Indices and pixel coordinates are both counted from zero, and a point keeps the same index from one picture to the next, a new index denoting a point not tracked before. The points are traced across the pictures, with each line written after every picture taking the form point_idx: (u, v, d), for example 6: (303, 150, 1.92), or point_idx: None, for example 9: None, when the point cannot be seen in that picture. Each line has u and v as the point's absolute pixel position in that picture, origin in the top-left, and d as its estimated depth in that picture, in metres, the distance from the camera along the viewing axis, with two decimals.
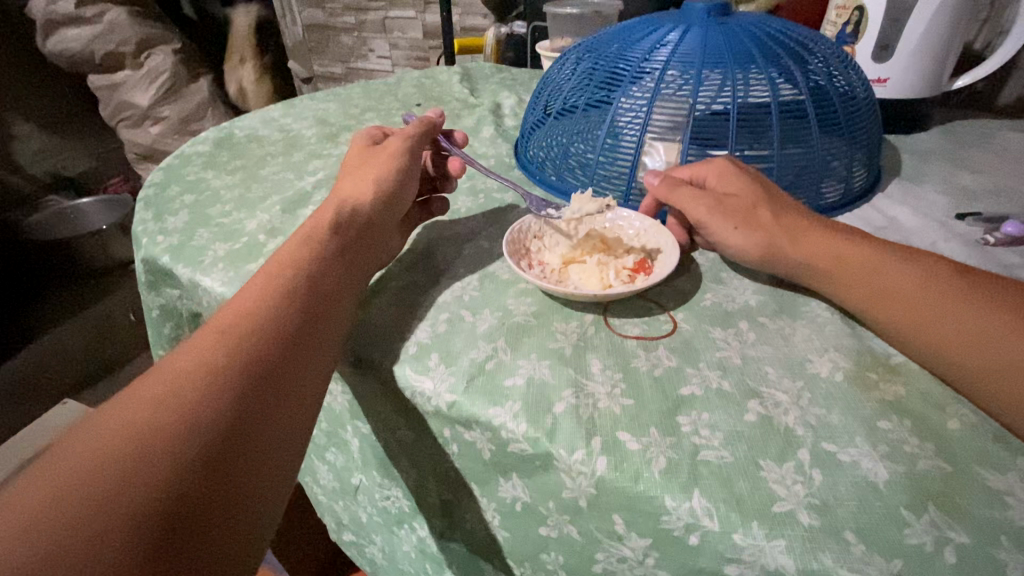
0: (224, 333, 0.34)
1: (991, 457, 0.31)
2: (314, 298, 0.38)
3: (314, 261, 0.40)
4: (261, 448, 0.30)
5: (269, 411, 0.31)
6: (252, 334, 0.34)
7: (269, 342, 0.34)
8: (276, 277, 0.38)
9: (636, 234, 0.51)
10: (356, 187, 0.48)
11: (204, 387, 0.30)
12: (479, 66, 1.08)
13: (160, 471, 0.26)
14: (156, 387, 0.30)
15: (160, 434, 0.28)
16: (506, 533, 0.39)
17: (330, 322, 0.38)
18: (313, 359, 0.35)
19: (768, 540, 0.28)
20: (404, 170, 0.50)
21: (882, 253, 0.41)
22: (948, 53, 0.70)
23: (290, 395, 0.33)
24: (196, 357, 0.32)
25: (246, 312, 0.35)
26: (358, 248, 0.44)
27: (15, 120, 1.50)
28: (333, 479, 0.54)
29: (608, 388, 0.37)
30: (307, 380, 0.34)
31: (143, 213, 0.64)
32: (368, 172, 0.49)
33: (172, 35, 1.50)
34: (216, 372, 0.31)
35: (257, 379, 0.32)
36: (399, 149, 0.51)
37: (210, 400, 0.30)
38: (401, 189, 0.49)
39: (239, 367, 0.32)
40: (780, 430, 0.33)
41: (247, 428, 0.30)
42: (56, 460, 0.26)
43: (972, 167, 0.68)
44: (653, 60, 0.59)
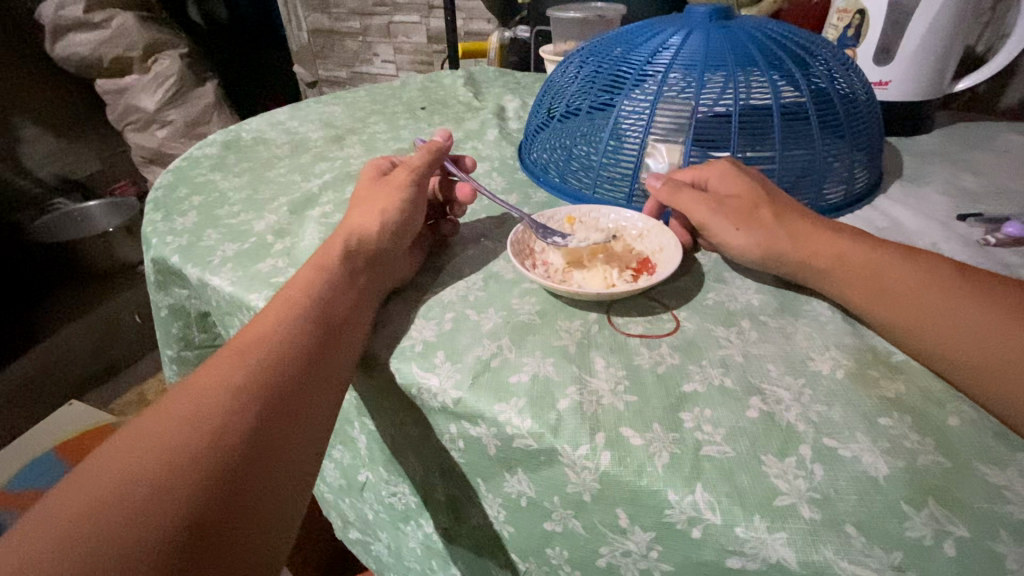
0: (244, 354, 0.36)
1: (990, 452, 0.32)
2: (328, 319, 0.40)
3: (327, 284, 0.42)
4: (279, 464, 0.33)
5: (285, 428, 0.34)
6: (270, 356, 0.36)
7: (286, 363, 0.36)
8: (290, 299, 0.41)
9: (639, 235, 0.51)
10: (364, 218, 0.48)
11: (226, 407, 0.33)
12: (483, 70, 1.09)
13: (187, 485, 0.29)
14: (183, 405, 0.33)
15: (187, 451, 0.30)
16: (512, 527, 0.39)
17: (344, 342, 0.40)
18: (327, 378, 0.37)
19: (770, 532, 0.29)
20: (410, 203, 0.50)
21: (884, 253, 0.42)
22: (949, 56, 0.70)
23: (305, 414, 0.35)
24: (219, 376, 0.35)
25: (262, 336, 0.37)
26: (368, 273, 0.45)
27: (22, 124, 1.52)
28: (339, 476, 0.54)
29: (611, 384, 0.37)
30: (321, 399, 0.37)
31: (152, 214, 0.64)
32: (375, 203, 0.49)
33: (179, 40, 1.52)
34: (238, 393, 0.34)
35: (275, 399, 0.35)
36: (406, 178, 0.51)
37: (232, 419, 0.32)
38: (407, 220, 0.49)
39: (257, 388, 0.34)
40: (781, 426, 0.33)
41: (265, 445, 0.33)
42: (89, 474, 0.29)
43: (974, 169, 0.68)
44: (656, 64, 0.60)
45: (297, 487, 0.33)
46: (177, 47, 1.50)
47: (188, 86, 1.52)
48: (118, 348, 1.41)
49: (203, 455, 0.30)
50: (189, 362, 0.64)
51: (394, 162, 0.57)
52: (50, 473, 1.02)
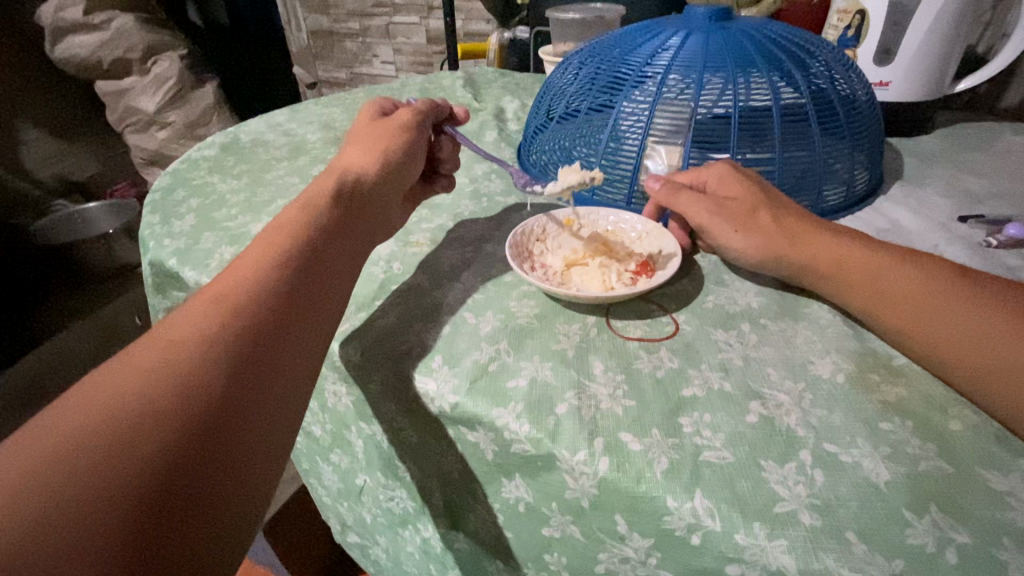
0: (217, 304, 0.33)
1: (992, 458, 0.31)
2: (310, 269, 0.37)
3: (315, 230, 0.40)
4: (256, 420, 0.29)
5: (263, 382, 0.31)
6: (245, 304, 0.33)
7: (264, 312, 0.33)
8: (272, 245, 0.37)
9: (637, 238, 0.51)
10: (361, 157, 0.48)
11: (196, 358, 0.29)
12: (483, 71, 1.09)
13: (152, 442, 0.26)
14: (149, 356, 0.29)
15: (152, 405, 0.27)
16: (510, 533, 0.39)
17: (326, 295, 0.37)
18: (308, 331, 0.35)
19: (770, 540, 0.28)
20: (409, 147, 0.50)
21: (883, 256, 0.41)
22: (950, 56, 0.70)
23: (285, 368, 0.32)
24: (191, 326, 0.31)
25: (241, 284, 0.34)
26: (360, 219, 0.44)
27: (21, 125, 1.51)
28: (337, 481, 0.54)
29: (610, 389, 0.37)
30: (302, 353, 0.34)
31: (150, 217, 0.64)
32: (373, 144, 0.49)
33: (178, 42, 1.52)
34: (210, 342, 0.30)
35: (252, 350, 0.31)
36: (409, 123, 0.52)
37: (204, 371, 0.29)
38: (405, 163, 0.49)
39: (231, 339, 0.31)
40: (781, 431, 0.33)
41: (241, 400, 0.29)
42: (43, 425, 0.25)
43: (975, 170, 0.68)
44: (655, 64, 0.59)
45: (278, 446, 0.30)
46: (176, 49, 1.50)
47: (187, 88, 1.51)
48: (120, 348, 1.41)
49: (169, 412, 0.27)
50: None
51: (394, 107, 0.58)
52: None
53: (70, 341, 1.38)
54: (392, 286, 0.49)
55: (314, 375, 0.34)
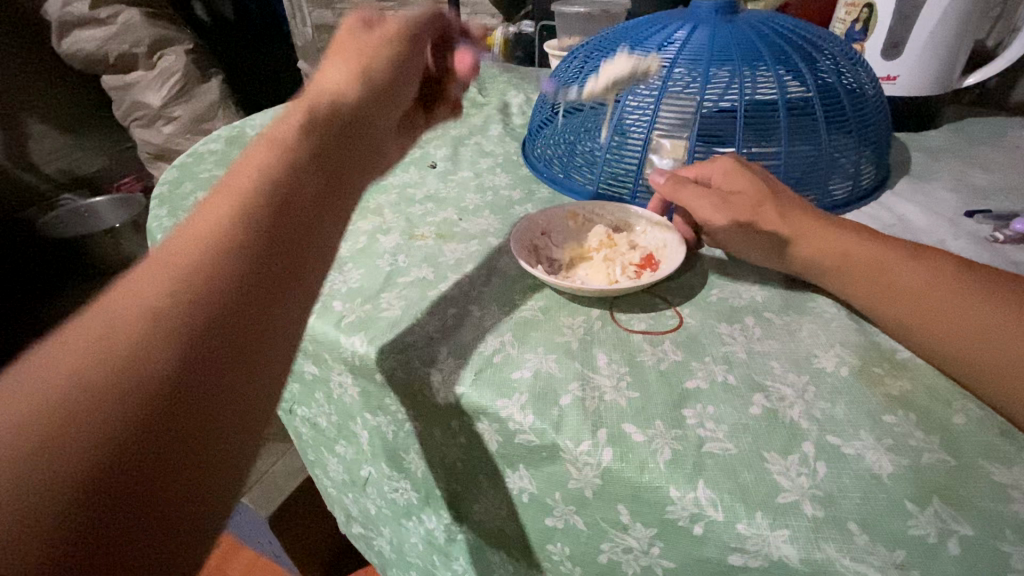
0: (232, 196, 0.25)
1: (996, 451, 0.31)
2: (318, 156, 0.30)
3: (281, 159, 0.28)
4: (269, 328, 0.23)
5: (271, 283, 0.24)
6: (248, 201, 0.25)
7: (272, 212, 0.26)
8: (233, 174, 0.27)
9: (642, 231, 0.51)
10: (353, 54, 0.38)
11: (191, 265, 0.22)
12: (488, 65, 1.08)
13: (140, 374, 0.19)
14: (84, 311, 0.20)
15: (139, 328, 0.20)
16: (513, 523, 0.40)
17: (341, 194, 0.30)
18: (324, 230, 0.28)
19: (773, 530, 0.29)
20: (405, 53, 0.41)
21: (888, 250, 0.41)
22: (959, 50, 0.69)
23: (302, 261, 0.26)
24: (201, 220, 0.24)
25: (196, 222, 0.24)
26: (348, 143, 0.32)
27: (27, 120, 1.52)
28: (342, 472, 0.54)
29: (614, 381, 0.37)
30: (320, 245, 0.27)
31: (157, 210, 0.65)
32: (362, 44, 0.39)
33: (184, 36, 1.52)
34: (205, 242, 0.23)
35: (264, 250, 0.24)
36: (404, 27, 0.42)
37: (196, 282, 0.22)
38: (405, 67, 0.40)
39: (233, 240, 0.24)
40: (784, 423, 0.33)
41: (246, 306, 0.23)
42: None
43: (982, 165, 0.67)
44: (661, 58, 0.59)
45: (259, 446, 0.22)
46: (183, 43, 1.51)
47: (194, 82, 1.52)
48: None
49: (158, 335, 0.20)
50: None
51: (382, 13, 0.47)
52: None
53: None
54: (397, 278, 0.49)
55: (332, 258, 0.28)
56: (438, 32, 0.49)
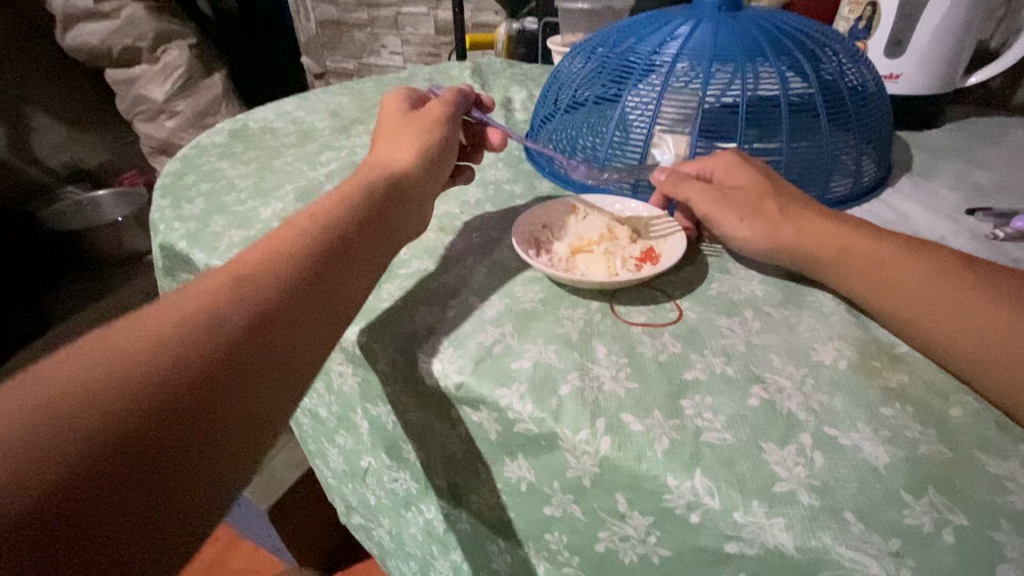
0: (234, 273, 0.32)
1: (992, 443, 0.32)
2: (363, 231, 0.39)
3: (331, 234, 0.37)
4: (242, 423, 0.27)
5: (229, 401, 0.27)
6: (260, 291, 0.31)
7: (277, 292, 0.32)
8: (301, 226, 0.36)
9: (643, 225, 0.51)
10: (395, 153, 0.47)
11: (180, 348, 0.27)
12: (491, 61, 1.09)
13: (67, 435, 0.22)
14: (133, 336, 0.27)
15: (68, 403, 0.23)
16: (512, 513, 0.40)
17: (351, 274, 0.36)
18: (306, 338, 0.31)
19: (769, 518, 0.29)
20: (443, 143, 0.49)
21: (890, 246, 0.41)
22: (962, 50, 0.69)
23: (284, 364, 0.30)
24: (186, 300, 0.29)
25: (264, 257, 0.33)
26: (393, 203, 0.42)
27: (32, 113, 1.54)
28: (342, 462, 0.55)
29: (613, 371, 0.37)
30: (303, 350, 0.31)
31: (160, 201, 0.65)
32: (411, 138, 0.48)
33: (189, 31, 1.53)
34: (202, 332, 0.28)
35: (246, 338, 0.29)
36: (440, 117, 0.50)
37: (185, 360, 0.26)
38: (441, 158, 0.49)
39: (228, 333, 0.28)
40: (782, 414, 0.34)
41: (209, 419, 0.26)
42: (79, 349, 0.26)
43: (985, 164, 0.67)
44: (663, 54, 0.59)
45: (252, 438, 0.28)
46: (186, 38, 1.51)
47: (197, 77, 1.52)
48: None
49: (151, 376, 0.25)
50: None
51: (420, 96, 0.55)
52: None
53: (79, 325, 1.39)
54: (398, 270, 0.49)
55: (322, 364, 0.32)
56: (462, 109, 0.54)
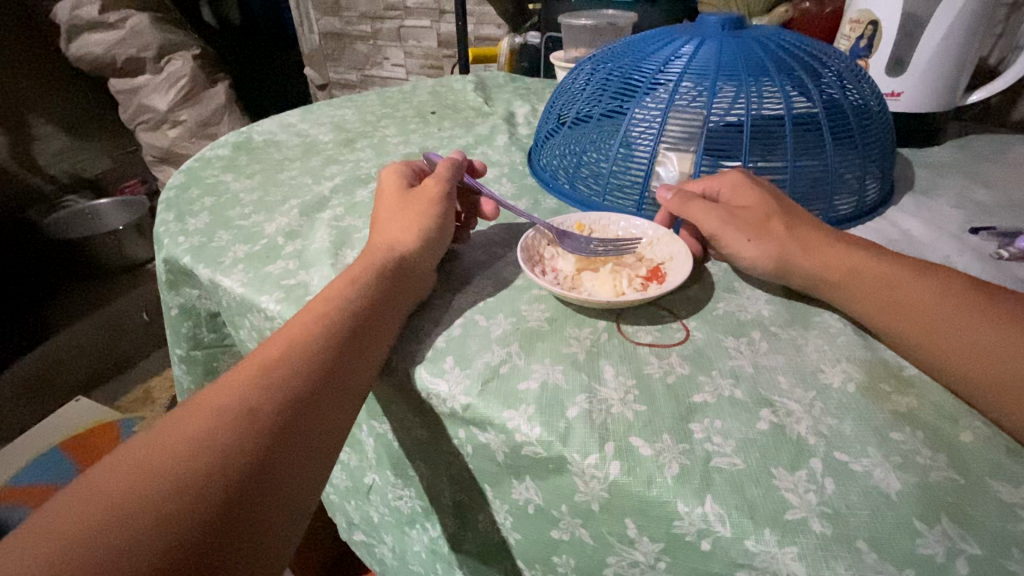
0: (262, 364, 0.36)
1: (1003, 469, 0.31)
2: (374, 309, 0.41)
3: (349, 314, 0.40)
4: (287, 498, 0.32)
5: (273, 485, 0.31)
6: (286, 381, 0.35)
7: (301, 379, 0.35)
8: (322, 310, 0.40)
9: (649, 243, 0.51)
10: (397, 233, 0.48)
11: (227, 445, 0.31)
12: (494, 75, 1.09)
13: (146, 533, 0.27)
14: (182, 436, 0.31)
15: (143, 505, 0.28)
16: (518, 534, 0.39)
17: (365, 350, 0.39)
18: (331, 415, 0.35)
19: (781, 546, 0.29)
20: (444, 217, 0.50)
21: (896, 268, 0.42)
22: (962, 68, 0.70)
23: (315, 442, 0.34)
24: (225, 398, 0.33)
25: (288, 346, 0.37)
26: (400, 281, 0.44)
27: (36, 122, 1.55)
28: (345, 478, 0.54)
29: (621, 394, 0.37)
30: (330, 426, 0.35)
31: (165, 214, 0.65)
32: (411, 218, 0.49)
33: (193, 42, 1.54)
34: (244, 428, 0.32)
35: (282, 426, 0.33)
36: (437, 195, 0.50)
37: (229, 456, 0.31)
38: (442, 233, 0.49)
39: (263, 426, 0.32)
40: (792, 439, 0.33)
41: (259, 502, 0.30)
42: (137, 450, 0.30)
43: (986, 181, 0.68)
44: (668, 71, 0.60)
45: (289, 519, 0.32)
46: (190, 48, 1.52)
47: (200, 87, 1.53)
48: (125, 346, 1.44)
49: (200, 476, 0.29)
50: (197, 362, 0.64)
51: (414, 168, 0.56)
52: (55, 470, 1.02)
53: (77, 337, 1.38)
54: None
55: (345, 436, 0.36)
56: (458, 181, 0.54)
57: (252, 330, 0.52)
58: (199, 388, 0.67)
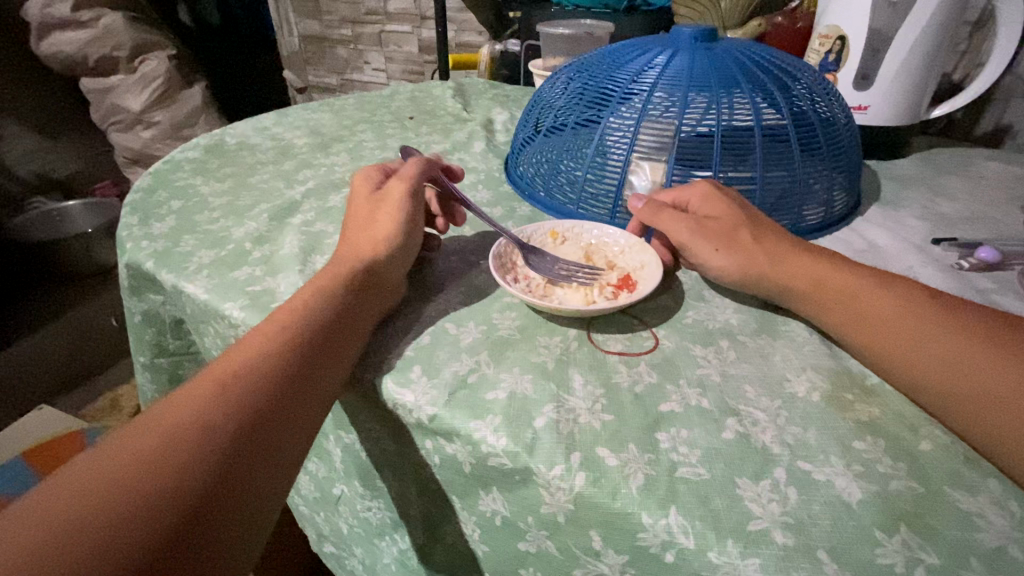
0: (225, 375, 0.34)
1: (961, 478, 0.32)
2: (342, 319, 0.40)
3: (314, 323, 0.39)
4: (246, 516, 0.30)
5: (235, 500, 0.30)
6: (248, 394, 0.34)
7: (264, 391, 0.34)
8: (286, 320, 0.39)
9: (620, 252, 0.51)
10: (366, 242, 0.47)
11: (187, 457, 0.30)
12: (473, 81, 1.09)
13: (93, 556, 0.25)
14: (137, 451, 0.30)
15: (96, 524, 0.26)
16: (486, 547, 0.38)
17: (331, 361, 0.38)
18: (297, 428, 0.34)
19: (743, 558, 0.28)
20: (412, 219, 0.49)
21: (860, 279, 0.42)
22: (926, 83, 0.72)
23: (281, 453, 0.33)
24: (184, 410, 0.32)
25: (250, 357, 0.36)
26: (367, 289, 0.43)
27: (3, 121, 1.50)
28: (314, 489, 0.53)
29: (588, 403, 0.37)
30: (296, 436, 0.34)
31: (129, 218, 0.63)
32: (379, 224, 0.48)
33: (168, 42, 1.51)
34: (203, 442, 0.30)
35: (242, 441, 0.32)
36: (401, 195, 0.49)
37: (190, 469, 0.29)
38: (409, 237, 0.48)
39: (222, 440, 0.31)
40: (757, 448, 0.33)
41: (223, 515, 0.29)
42: (86, 466, 0.29)
43: (950, 194, 0.69)
44: (641, 82, 0.60)
45: (254, 532, 0.31)
46: (165, 48, 1.49)
47: (175, 87, 1.50)
48: (92, 351, 1.38)
49: (158, 491, 0.28)
50: (162, 369, 0.62)
51: (384, 172, 0.55)
52: (17, 480, 0.97)
53: (45, 346, 1.35)
54: None
55: (311, 446, 0.35)
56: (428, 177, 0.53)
57: (216, 337, 0.51)
58: (164, 397, 0.65)
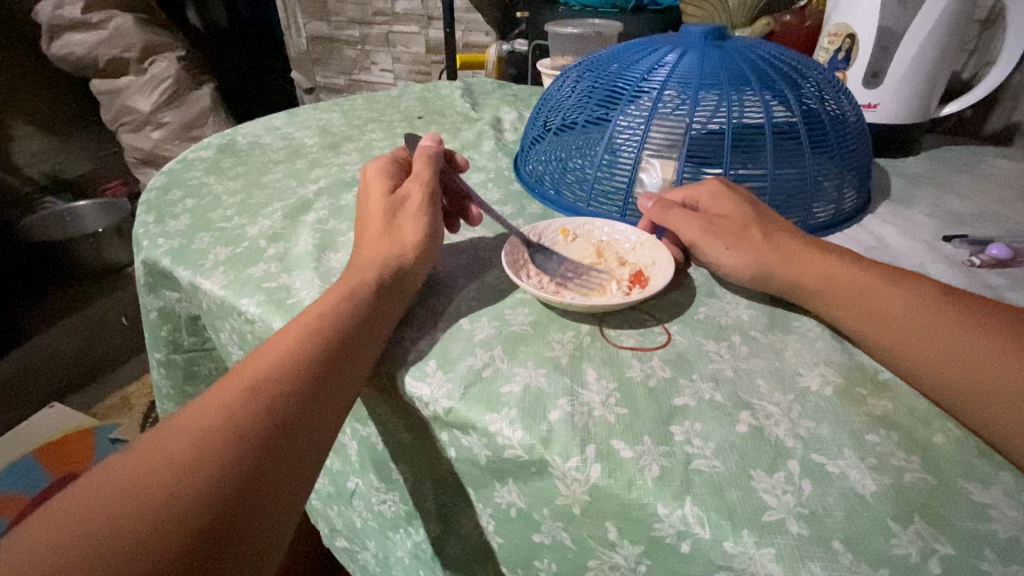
0: (251, 379, 0.35)
1: (974, 471, 0.32)
2: (361, 319, 0.41)
3: (334, 325, 0.39)
4: (269, 523, 0.31)
5: (261, 503, 0.31)
6: (275, 397, 0.34)
7: (288, 395, 0.35)
8: (308, 323, 0.39)
9: (631, 248, 0.51)
10: (381, 239, 0.47)
11: (215, 462, 0.30)
12: (481, 81, 1.10)
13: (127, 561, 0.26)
14: (168, 455, 0.30)
15: (131, 525, 0.27)
16: (501, 538, 0.39)
17: (352, 364, 0.38)
18: (320, 431, 0.35)
19: (758, 547, 0.29)
20: (433, 221, 0.50)
21: (872, 277, 0.42)
22: (936, 80, 0.72)
23: (305, 456, 0.34)
24: (212, 414, 0.33)
25: (274, 361, 0.36)
26: (383, 286, 0.44)
27: (15, 121, 1.52)
28: (328, 483, 0.53)
29: (603, 397, 0.37)
30: (318, 440, 0.35)
31: (144, 216, 0.64)
32: (395, 222, 0.48)
33: (178, 43, 1.52)
34: (232, 446, 0.31)
35: (265, 450, 0.32)
36: (420, 199, 0.50)
37: (219, 472, 0.30)
38: (433, 238, 0.49)
39: (247, 450, 0.31)
40: (770, 441, 0.34)
41: (250, 518, 0.30)
42: (120, 468, 0.30)
43: (961, 192, 0.69)
44: (651, 80, 0.60)
45: (279, 534, 0.31)
46: (174, 50, 1.51)
47: (184, 89, 1.52)
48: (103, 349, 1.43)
49: (189, 495, 0.29)
50: (176, 366, 0.63)
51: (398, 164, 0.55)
52: (28, 479, 0.98)
53: (52, 343, 1.35)
54: None
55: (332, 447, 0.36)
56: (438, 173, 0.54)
57: (233, 333, 0.51)
58: (178, 393, 0.66)
